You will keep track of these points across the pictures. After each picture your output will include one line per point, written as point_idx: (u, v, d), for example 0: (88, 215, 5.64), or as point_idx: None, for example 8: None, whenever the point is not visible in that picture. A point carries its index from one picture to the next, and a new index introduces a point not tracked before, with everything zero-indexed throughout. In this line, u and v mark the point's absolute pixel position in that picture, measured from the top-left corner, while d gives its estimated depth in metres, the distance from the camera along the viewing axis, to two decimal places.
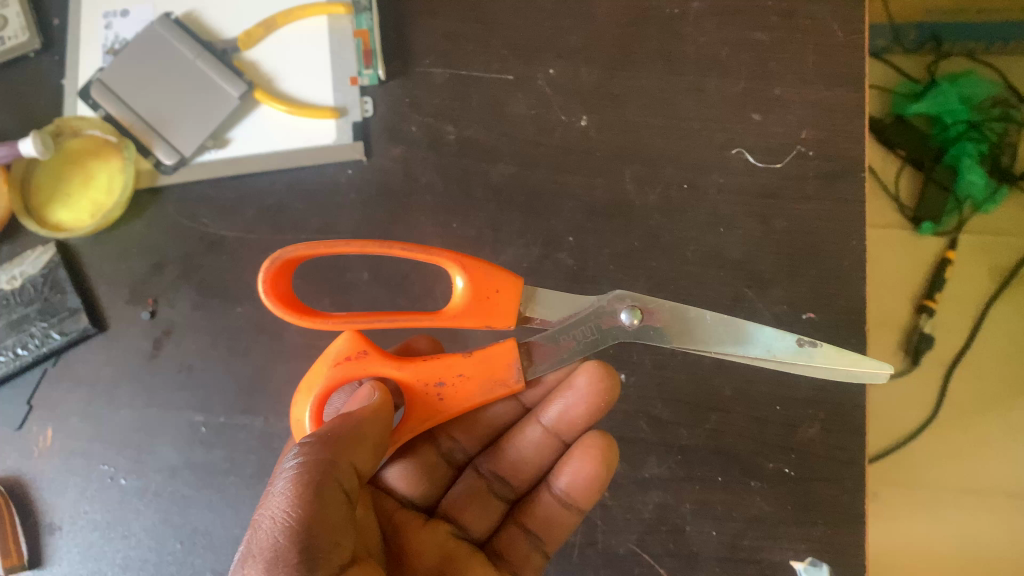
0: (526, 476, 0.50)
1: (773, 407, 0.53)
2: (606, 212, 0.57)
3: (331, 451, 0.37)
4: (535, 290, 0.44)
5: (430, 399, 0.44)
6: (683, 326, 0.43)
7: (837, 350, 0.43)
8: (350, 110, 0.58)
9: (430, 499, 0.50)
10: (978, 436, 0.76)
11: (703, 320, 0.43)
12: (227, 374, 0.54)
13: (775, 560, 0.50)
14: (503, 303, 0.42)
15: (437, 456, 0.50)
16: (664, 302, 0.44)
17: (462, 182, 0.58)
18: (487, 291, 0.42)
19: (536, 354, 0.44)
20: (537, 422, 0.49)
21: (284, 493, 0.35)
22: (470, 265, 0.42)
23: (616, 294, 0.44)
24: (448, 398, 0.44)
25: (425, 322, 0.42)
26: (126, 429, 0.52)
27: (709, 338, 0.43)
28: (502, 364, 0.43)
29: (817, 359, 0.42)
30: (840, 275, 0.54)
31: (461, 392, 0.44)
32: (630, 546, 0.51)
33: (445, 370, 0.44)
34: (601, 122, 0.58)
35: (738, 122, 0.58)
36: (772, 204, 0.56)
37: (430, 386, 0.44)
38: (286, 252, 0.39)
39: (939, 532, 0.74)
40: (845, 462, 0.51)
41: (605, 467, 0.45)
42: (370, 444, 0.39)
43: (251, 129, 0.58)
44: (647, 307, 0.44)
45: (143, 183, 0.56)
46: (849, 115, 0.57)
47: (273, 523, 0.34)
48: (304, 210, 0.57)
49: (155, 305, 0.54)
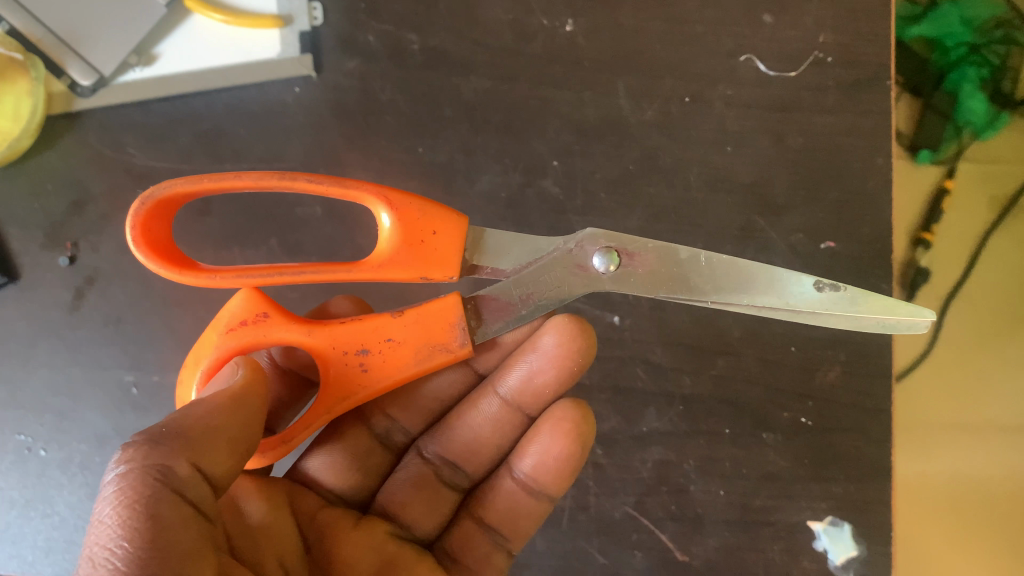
0: (480, 462, 0.42)
1: (790, 350, 0.45)
2: (595, 131, 0.48)
3: (163, 460, 0.29)
4: (484, 231, 0.36)
5: (353, 374, 0.36)
6: (673, 272, 0.36)
7: (866, 294, 0.35)
8: (296, 19, 0.48)
9: (363, 493, 0.42)
10: (994, 365, 0.67)
11: (698, 263, 0.36)
12: (162, 327, 0.47)
13: (792, 521, 0.44)
14: (440, 248, 0.35)
15: (372, 441, 0.43)
16: (647, 244, 0.37)
17: (428, 101, 0.49)
18: (420, 234, 0.35)
19: (488, 309, 0.36)
20: (494, 395, 0.41)
21: (105, 525, 0.27)
22: (397, 202, 0.35)
23: (588, 234, 0.37)
24: (374, 369, 0.36)
25: (345, 275, 0.35)
26: (45, 394, 0.47)
27: (705, 284, 0.35)
28: (440, 325, 0.36)
29: (850, 305, 0.35)
30: (866, 197, 0.46)
31: (391, 362, 0.36)
32: (627, 510, 0.44)
33: (368, 337, 0.36)
34: (589, 27, 0.49)
35: (748, 25, 0.49)
36: (788, 118, 0.48)
37: (351, 355, 0.36)
38: (160, 188, 0.32)
39: (970, 462, 0.66)
40: (870, 409, 0.44)
41: (580, 446, 0.39)
42: (227, 437, 0.31)
43: (183, 41, 0.49)
44: (626, 250, 0.36)
45: (56, 108, 0.48)
46: (876, 15, 0.48)
47: (92, 568, 0.26)
48: (246, 135, 0.49)
49: (75, 250, 0.47)
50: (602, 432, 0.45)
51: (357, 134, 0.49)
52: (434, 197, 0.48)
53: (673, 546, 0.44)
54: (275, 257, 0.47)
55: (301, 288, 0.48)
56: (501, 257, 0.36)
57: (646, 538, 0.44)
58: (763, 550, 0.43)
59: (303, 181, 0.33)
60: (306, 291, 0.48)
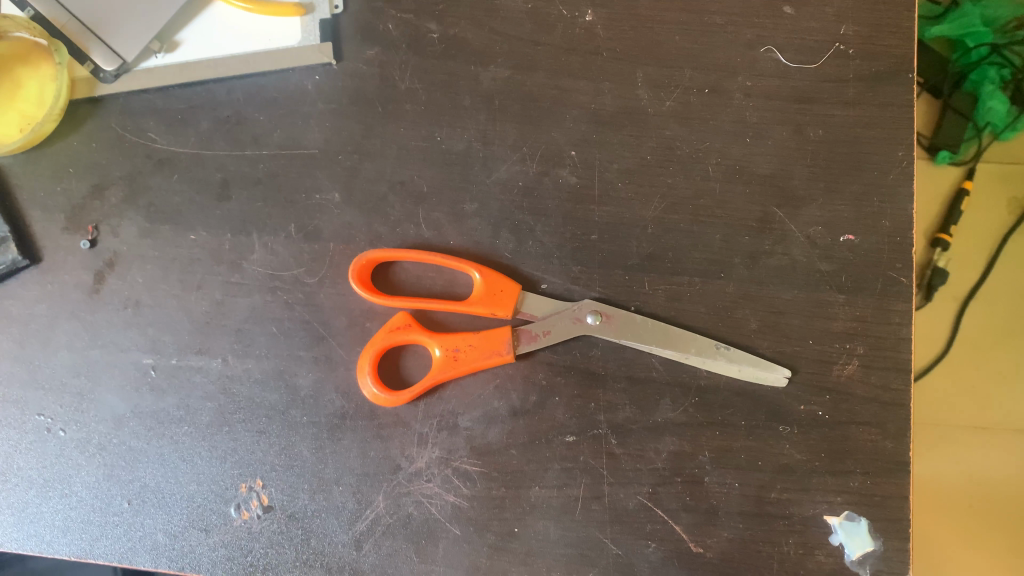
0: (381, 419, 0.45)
1: (807, 343, 0.45)
2: (613, 120, 0.48)
3: None
4: (525, 293, 0.45)
5: (446, 360, 0.44)
6: (636, 329, 0.44)
7: (749, 353, 0.44)
8: (317, 7, 0.50)
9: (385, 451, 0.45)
10: (999, 372, 0.71)
11: (651, 324, 0.44)
12: (180, 310, 0.47)
13: (807, 514, 0.43)
14: (508, 301, 0.45)
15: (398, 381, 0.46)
16: (622, 310, 0.45)
17: (446, 89, 0.49)
18: (495, 288, 0.45)
19: (520, 335, 0.45)
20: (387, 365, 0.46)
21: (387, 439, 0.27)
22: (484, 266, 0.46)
23: (585, 302, 0.45)
24: (464, 361, 0.44)
25: (450, 307, 0.46)
26: (63, 375, 0.47)
27: (651, 337, 0.44)
28: (503, 335, 0.45)
29: (731, 357, 0.44)
30: (885, 189, 0.46)
31: (474, 359, 0.44)
32: (641, 500, 0.44)
33: (463, 336, 0.45)
34: (609, 18, 0.49)
35: (768, 17, 0.49)
36: (807, 110, 0.47)
37: (448, 351, 0.45)
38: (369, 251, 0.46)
39: (973, 468, 0.70)
40: (887, 403, 0.44)
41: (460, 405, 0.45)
42: None
43: (206, 29, 0.49)
44: (607, 312, 0.45)
45: (79, 93, 0.49)
46: (900, 7, 0.48)
47: None
48: (265, 121, 0.49)
49: (96, 234, 0.48)
50: (617, 422, 0.45)
51: (376, 122, 0.49)
52: (452, 185, 0.48)
53: (686, 537, 0.44)
54: (293, 243, 0.48)
55: (318, 273, 0.47)
56: (531, 311, 0.45)
57: (659, 529, 0.44)
58: (777, 543, 0.43)
59: (437, 254, 0.46)
60: (322, 276, 0.47)
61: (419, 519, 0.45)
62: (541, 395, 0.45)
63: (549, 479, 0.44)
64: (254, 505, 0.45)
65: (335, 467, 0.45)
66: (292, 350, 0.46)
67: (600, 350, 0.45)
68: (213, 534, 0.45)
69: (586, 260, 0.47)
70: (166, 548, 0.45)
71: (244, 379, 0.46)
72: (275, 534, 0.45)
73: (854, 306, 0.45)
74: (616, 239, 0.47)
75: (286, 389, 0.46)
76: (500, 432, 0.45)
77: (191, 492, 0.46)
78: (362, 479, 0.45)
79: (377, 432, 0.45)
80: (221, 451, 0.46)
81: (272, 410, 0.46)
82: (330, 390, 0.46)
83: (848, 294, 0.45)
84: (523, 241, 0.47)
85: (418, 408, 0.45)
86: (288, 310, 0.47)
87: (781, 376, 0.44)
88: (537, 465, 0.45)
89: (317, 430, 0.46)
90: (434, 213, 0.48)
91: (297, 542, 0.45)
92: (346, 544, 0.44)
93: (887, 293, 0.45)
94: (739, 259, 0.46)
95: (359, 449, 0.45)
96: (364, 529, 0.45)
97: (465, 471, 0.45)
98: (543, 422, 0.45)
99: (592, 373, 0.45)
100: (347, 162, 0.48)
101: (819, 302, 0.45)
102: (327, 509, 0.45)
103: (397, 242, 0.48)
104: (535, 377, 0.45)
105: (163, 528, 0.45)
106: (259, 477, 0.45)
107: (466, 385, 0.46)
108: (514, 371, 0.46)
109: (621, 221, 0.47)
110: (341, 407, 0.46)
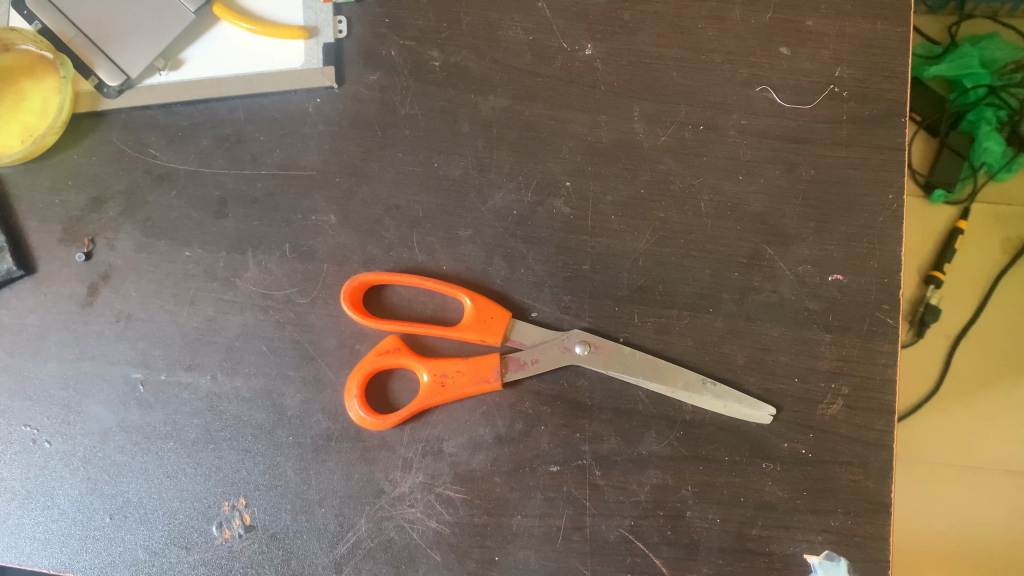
0: (366, 442, 0.46)
1: (793, 380, 0.45)
2: (609, 153, 0.49)
3: None
4: (515, 320, 0.46)
5: (434, 386, 0.45)
6: (624, 362, 0.45)
7: (734, 389, 0.44)
8: (322, 31, 0.50)
9: (370, 474, 0.45)
10: (982, 414, 0.71)
11: (638, 357, 0.45)
12: (171, 325, 0.48)
13: (787, 552, 0.43)
14: (498, 329, 0.46)
15: (387, 407, 0.46)
16: (610, 339, 0.45)
17: (446, 116, 0.50)
18: (486, 316, 0.46)
19: (509, 363, 0.45)
20: (377, 389, 0.46)
21: None
22: (476, 293, 0.46)
23: (574, 331, 0.46)
24: (451, 388, 0.45)
25: (440, 332, 0.46)
26: (52, 385, 0.47)
27: (638, 370, 0.44)
28: (491, 363, 0.45)
29: (717, 391, 0.44)
30: (875, 231, 0.47)
31: (461, 385, 0.45)
32: (622, 532, 0.44)
33: (451, 362, 0.45)
34: (609, 52, 0.50)
35: (765, 57, 0.49)
36: (800, 149, 0.48)
37: (436, 377, 0.45)
38: (363, 274, 0.47)
39: (957, 509, 0.71)
40: (871, 444, 0.44)
41: (445, 431, 0.46)
42: None
43: (212, 48, 0.50)
44: (595, 342, 0.45)
45: (82, 107, 0.49)
46: (894, 52, 0.48)
47: None
48: (265, 141, 0.50)
49: (92, 247, 0.48)
50: (602, 453, 0.45)
51: (374, 146, 0.49)
52: (447, 211, 0.49)
53: (667, 571, 0.44)
54: (287, 263, 0.48)
55: (310, 293, 0.48)
56: (520, 338, 0.46)
57: (640, 562, 0.44)
58: None
59: (430, 280, 0.47)
60: (315, 297, 0.48)
61: (401, 544, 0.45)
62: (527, 423, 0.45)
63: (532, 508, 0.44)
64: (236, 523, 0.45)
65: (319, 488, 0.45)
66: (280, 369, 0.47)
67: (588, 380, 0.46)
68: (194, 552, 0.45)
69: (577, 290, 0.47)
70: (146, 565, 0.45)
71: (233, 397, 0.47)
72: (255, 553, 0.45)
73: (840, 345, 0.45)
74: (607, 270, 0.47)
75: (273, 408, 0.46)
76: (484, 459, 0.45)
77: (174, 508, 0.46)
78: (345, 501, 0.45)
79: (362, 455, 0.45)
80: (206, 468, 0.46)
81: (258, 429, 0.46)
82: (317, 410, 0.46)
83: (835, 334, 0.46)
84: (515, 268, 0.48)
85: (404, 431, 0.46)
86: (279, 329, 0.47)
87: (766, 413, 0.44)
88: (520, 494, 0.45)
89: (302, 450, 0.46)
90: (428, 238, 0.48)
91: (277, 562, 0.45)
92: (326, 566, 0.44)
93: (874, 333, 0.45)
94: (728, 294, 0.47)
95: (343, 471, 0.45)
96: (345, 552, 0.45)
97: (449, 497, 0.45)
98: (528, 450, 0.45)
99: (579, 403, 0.45)
100: (344, 185, 0.49)
101: (806, 341, 0.46)
102: (309, 530, 0.45)
103: (390, 265, 0.48)
104: (522, 405, 0.46)
105: (144, 543, 0.45)
106: (241, 496, 0.45)
107: (453, 411, 0.46)
108: (501, 399, 0.46)
109: (612, 253, 0.47)
110: (328, 428, 0.46)
